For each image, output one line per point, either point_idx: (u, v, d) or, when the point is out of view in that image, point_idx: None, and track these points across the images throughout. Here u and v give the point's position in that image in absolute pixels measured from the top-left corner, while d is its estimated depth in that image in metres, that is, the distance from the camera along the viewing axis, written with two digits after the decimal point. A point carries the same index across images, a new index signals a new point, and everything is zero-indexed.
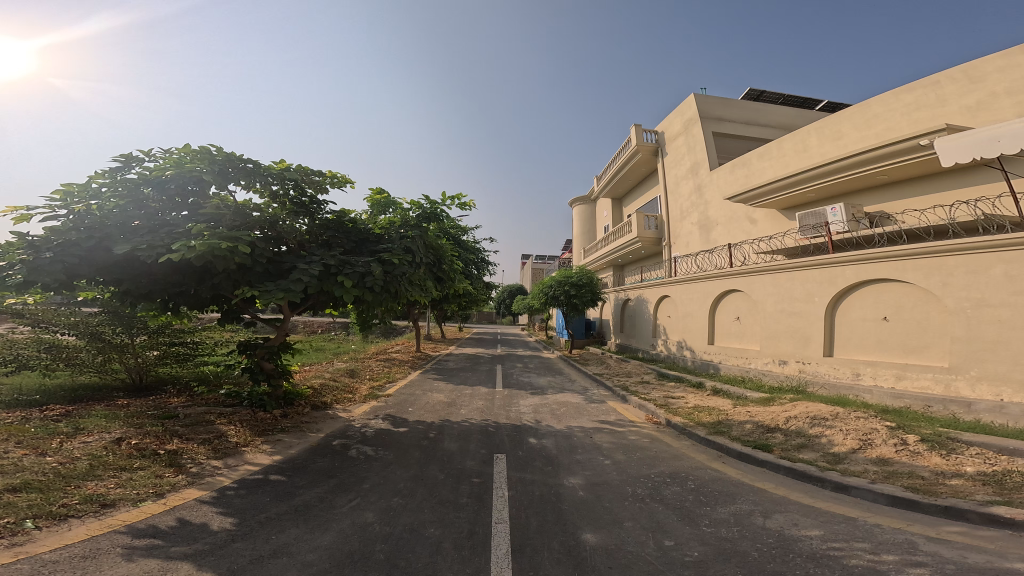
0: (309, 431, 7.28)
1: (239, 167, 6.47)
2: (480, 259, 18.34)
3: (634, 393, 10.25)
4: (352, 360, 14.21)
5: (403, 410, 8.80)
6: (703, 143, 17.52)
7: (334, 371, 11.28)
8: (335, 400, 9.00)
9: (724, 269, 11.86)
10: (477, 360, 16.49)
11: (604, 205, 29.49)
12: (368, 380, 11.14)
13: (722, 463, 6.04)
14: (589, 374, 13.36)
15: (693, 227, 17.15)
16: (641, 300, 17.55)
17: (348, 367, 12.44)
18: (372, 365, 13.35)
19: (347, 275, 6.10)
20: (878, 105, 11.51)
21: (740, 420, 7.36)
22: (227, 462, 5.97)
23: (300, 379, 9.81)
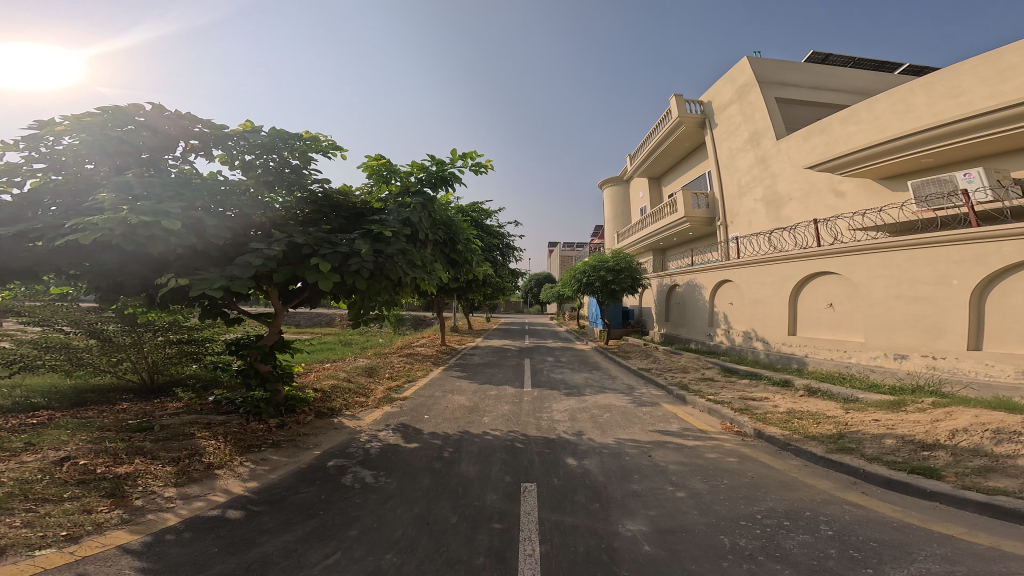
0: (303, 447, 5.76)
1: (175, 126, 4.99)
2: (502, 245, 16.67)
3: (699, 394, 8.34)
4: (374, 356, 13.01)
5: (418, 417, 7.38)
6: (765, 111, 15.07)
7: (349, 370, 9.88)
8: (342, 406, 7.53)
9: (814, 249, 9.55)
10: (505, 354, 14.95)
11: (639, 185, 26.96)
12: (386, 380, 9.79)
13: (863, 496, 4.19)
14: (636, 368, 11.49)
15: (756, 204, 14.74)
16: (693, 285, 15.35)
17: (368, 364, 11.15)
18: (394, 362, 12.08)
19: (321, 256, 4.59)
20: (1015, 53, 8.91)
21: (866, 433, 5.38)
22: (188, 490, 4.50)
23: (305, 381, 8.54)
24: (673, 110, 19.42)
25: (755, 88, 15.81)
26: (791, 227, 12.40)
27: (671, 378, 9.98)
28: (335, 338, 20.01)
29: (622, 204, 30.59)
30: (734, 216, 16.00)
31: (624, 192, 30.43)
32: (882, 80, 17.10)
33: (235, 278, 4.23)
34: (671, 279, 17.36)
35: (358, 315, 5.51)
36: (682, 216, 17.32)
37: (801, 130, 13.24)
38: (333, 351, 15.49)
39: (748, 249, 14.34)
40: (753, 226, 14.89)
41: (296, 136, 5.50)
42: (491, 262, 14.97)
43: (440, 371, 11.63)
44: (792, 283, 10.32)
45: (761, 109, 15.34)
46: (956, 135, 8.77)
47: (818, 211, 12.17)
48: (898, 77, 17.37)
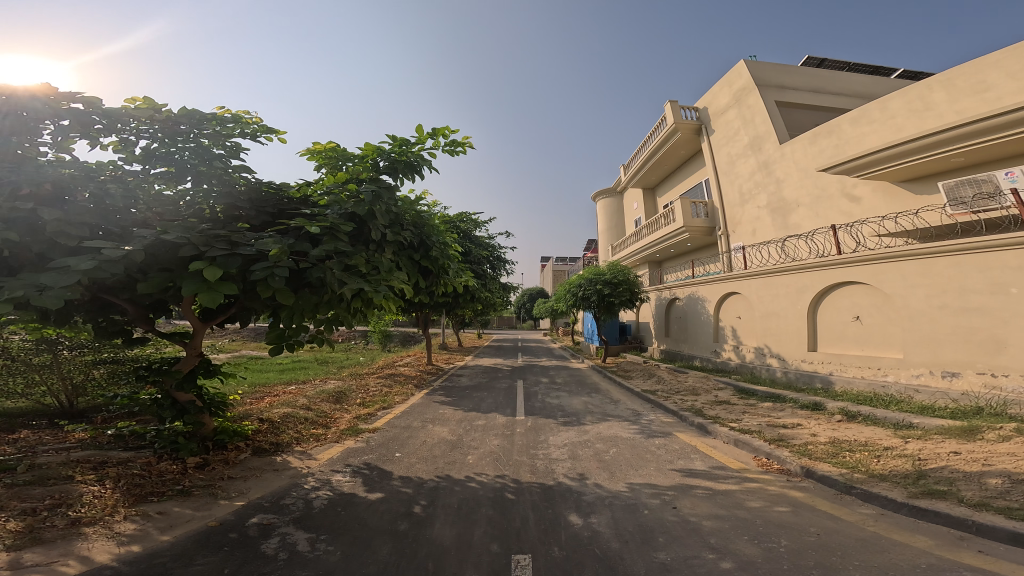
0: (220, 497, 4.46)
1: (26, 101, 3.83)
2: (492, 257, 15.56)
3: (720, 421, 7.23)
4: (349, 378, 11.68)
5: (387, 456, 6.12)
6: (767, 114, 14.38)
7: (313, 396, 8.57)
8: (292, 441, 6.24)
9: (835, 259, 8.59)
10: (496, 375, 13.70)
11: (634, 196, 26.24)
12: (356, 407, 8.48)
13: (988, 560, 3.09)
14: (641, 390, 10.32)
15: (761, 211, 13.89)
16: (696, 297, 14.33)
17: (338, 388, 9.83)
18: (370, 385, 10.77)
19: (210, 261, 3.46)
20: None
21: (954, 471, 4.29)
22: (24, 559, 3.20)
23: (254, 410, 7.22)
24: (668, 117, 18.76)
25: (754, 92, 15.21)
26: (803, 235, 11.50)
27: (681, 402, 8.85)
28: (312, 357, 18.58)
29: (616, 216, 29.85)
30: (736, 224, 15.14)
31: (617, 204, 29.72)
32: (884, 85, 16.63)
33: (64, 283, 3.04)
34: (670, 292, 16.34)
35: (282, 337, 4.23)
36: (681, 225, 16.42)
37: (807, 133, 12.51)
38: (306, 371, 14.11)
39: (755, 258, 13.41)
40: (757, 234, 14.02)
41: (209, 116, 4.49)
42: (479, 276, 13.78)
43: (422, 396, 10.35)
44: (812, 294, 9.34)
45: (761, 112, 14.68)
46: (990, 130, 7.94)
47: (831, 216, 11.30)
48: (899, 82, 16.94)
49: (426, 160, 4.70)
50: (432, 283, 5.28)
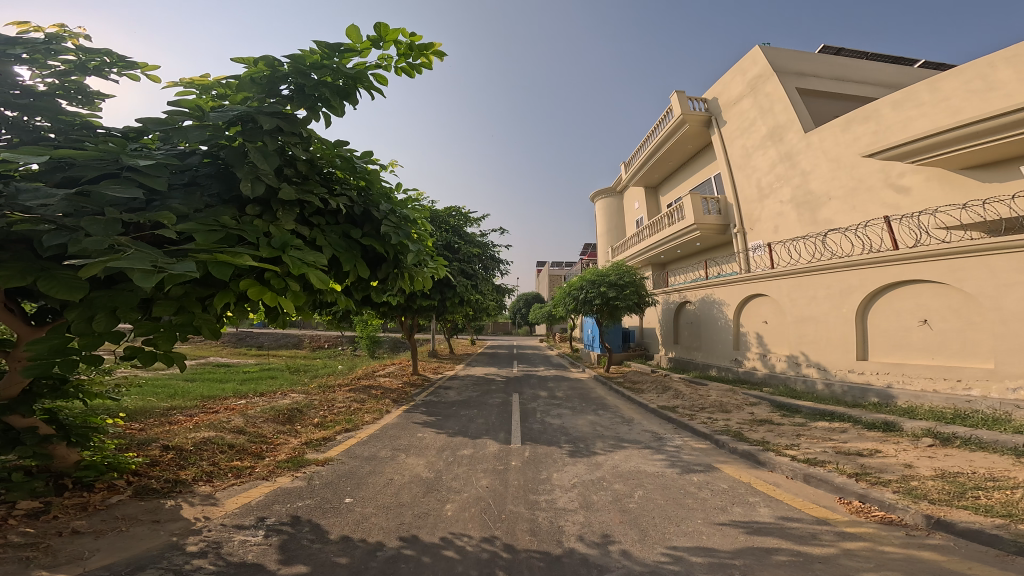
0: (31, 565, 2.97)
1: None
2: (486, 256, 13.93)
3: (772, 448, 5.79)
4: (313, 391, 10.07)
5: (330, 503, 4.49)
6: (788, 101, 13.10)
7: (254, 415, 6.93)
8: (198, 477, 4.64)
9: (904, 252, 7.19)
10: (488, 387, 12.12)
11: (635, 196, 24.79)
12: (309, 429, 6.87)
13: None
14: (658, 407, 8.81)
15: (783, 205, 12.51)
16: (710, 300, 12.83)
17: (294, 404, 8.21)
18: (336, 400, 9.16)
19: None
20: None
21: None
22: None
23: (165, 435, 5.60)
24: (674, 108, 17.42)
25: (772, 79, 13.94)
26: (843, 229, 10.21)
27: (711, 422, 7.34)
28: (287, 366, 16.91)
29: (616, 218, 28.48)
30: (754, 222, 13.74)
31: (617, 204, 28.35)
32: (911, 74, 15.40)
33: None
34: (679, 295, 14.87)
35: (66, 348, 2.56)
36: (691, 223, 14.93)
37: (838, 120, 11.20)
38: (271, 382, 12.43)
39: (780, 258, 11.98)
40: (780, 231, 12.62)
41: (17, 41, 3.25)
42: (471, 276, 12.18)
43: (398, 414, 8.73)
44: (861, 295, 7.99)
45: (782, 100, 13.38)
46: None
47: (871, 209, 9.93)
48: (925, 72, 15.76)
49: (366, 81, 3.23)
50: (382, 275, 3.74)
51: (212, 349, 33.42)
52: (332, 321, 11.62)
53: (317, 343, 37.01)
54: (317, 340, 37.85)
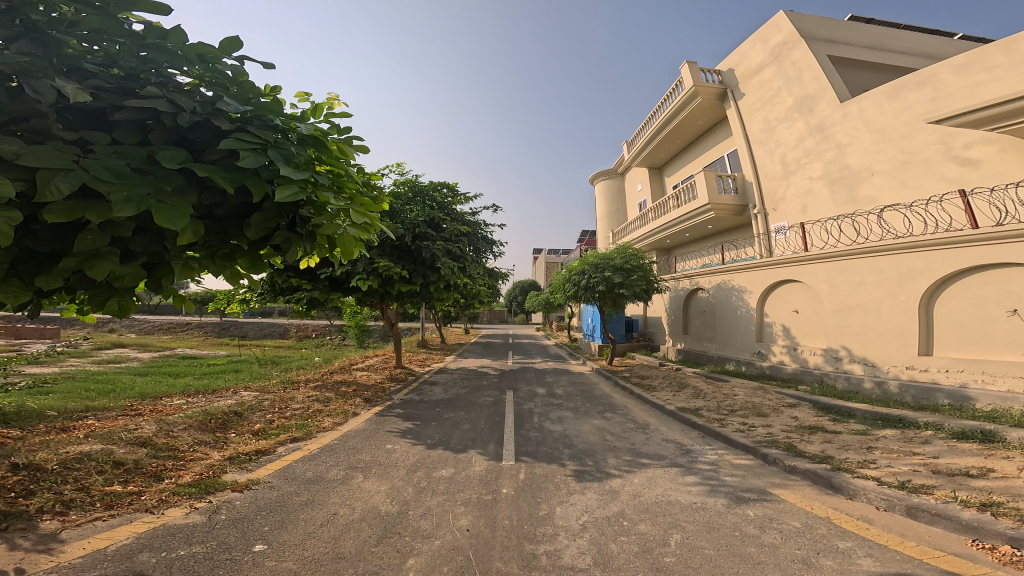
0: None
1: None
2: (478, 237, 12.33)
3: (845, 466, 4.53)
4: (267, 388, 8.67)
5: (228, 553, 3.15)
6: (822, 70, 11.71)
7: (172, 420, 5.62)
8: (45, 509, 3.43)
9: (998, 228, 5.91)
10: (478, 382, 10.76)
11: (639, 177, 23.19)
12: (245, 440, 5.48)
13: None
14: (677, 409, 7.50)
15: (812, 181, 11.14)
16: (727, 288, 11.28)
17: (234, 406, 6.81)
18: (296, 398, 7.79)
19: None
20: None
21: None
22: None
23: (31, 453, 4.26)
24: (685, 80, 15.82)
25: (801, 45, 12.49)
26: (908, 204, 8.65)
27: (750, 431, 6.04)
28: (260, 357, 15.46)
29: (616, 202, 26.95)
30: (776, 200, 12.33)
31: (618, 187, 26.77)
32: (951, 43, 13.98)
33: None
34: (689, 282, 13.27)
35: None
36: (704, 202, 13.36)
37: (883, 86, 9.86)
38: (229, 376, 11.01)
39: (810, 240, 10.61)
40: (808, 211, 11.21)
41: None
42: (459, 258, 10.63)
43: (367, 418, 7.35)
44: (927, 281, 6.66)
45: (813, 67, 11.95)
46: None
47: (928, 183, 8.61)
48: (966, 41, 14.33)
49: None
50: (252, 232, 2.53)
51: (193, 338, 31.87)
52: (301, 308, 10.20)
53: (304, 333, 35.55)
54: (304, 329, 36.38)
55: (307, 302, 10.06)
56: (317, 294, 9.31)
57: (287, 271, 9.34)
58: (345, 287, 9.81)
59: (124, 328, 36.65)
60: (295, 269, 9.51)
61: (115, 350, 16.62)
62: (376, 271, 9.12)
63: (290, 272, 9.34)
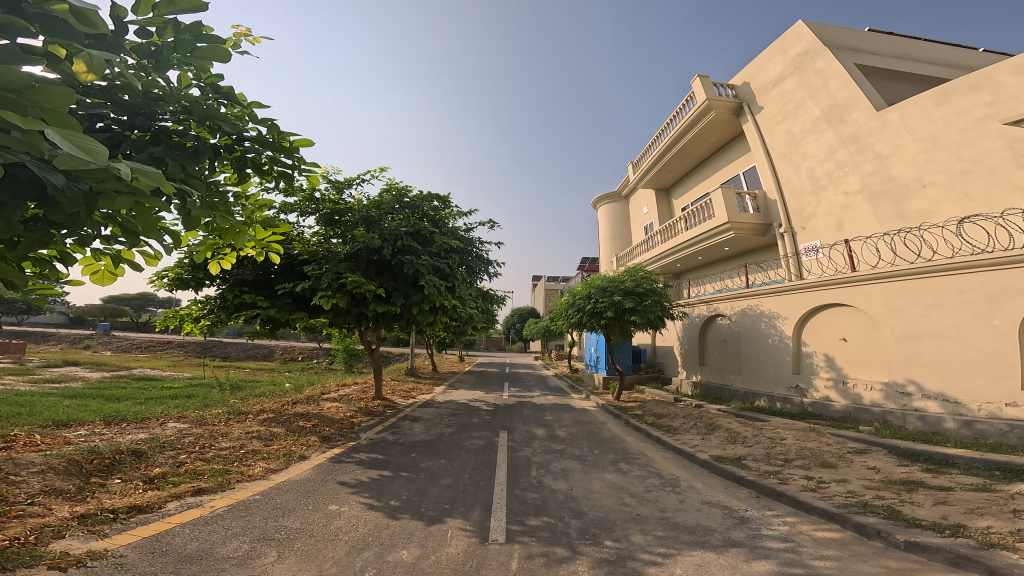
0: None
1: None
2: (475, 256, 10.71)
3: (1006, 549, 3.06)
4: (198, 423, 7.12)
5: None
6: (852, 78, 10.73)
7: (24, 461, 4.32)
8: None
9: None
10: (467, 419, 9.17)
11: (646, 199, 22.16)
12: (113, 495, 4.12)
13: None
14: (712, 459, 5.95)
15: (849, 196, 9.95)
16: (755, 314, 9.82)
17: (132, 446, 5.32)
18: (228, 438, 6.25)
19: None
20: None
21: None
22: None
23: None
24: (697, 94, 14.92)
25: (826, 53, 11.60)
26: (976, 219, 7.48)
27: (822, 492, 4.51)
28: (224, 381, 13.86)
29: (620, 226, 25.90)
30: (805, 218, 11.12)
31: (622, 210, 25.75)
32: (982, 57, 13.15)
33: None
34: (705, 308, 11.76)
35: None
36: (722, 221, 12.12)
37: (929, 91, 8.80)
38: (167, 405, 9.38)
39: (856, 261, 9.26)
40: (845, 228, 9.98)
41: None
42: (447, 276, 9.20)
43: (316, 465, 5.78)
44: None
45: (842, 75, 11.00)
46: None
47: (998, 193, 7.41)
48: (997, 56, 13.53)
49: None
50: None
51: (169, 358, 30.07)
52: (261, 328, 8.80)
53: (289, 355, 33.77)
54: (289, 351, 34.63)
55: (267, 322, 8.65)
56: (274, 314, 7.86)
57: (242, 286, 7.96)
58: (309, 306, 8.39)
59: (99, 346, 34.81)
60: (252, 283, 8.14)
61: (62, 368, 14.92)
62: (345, 289, 7.69)
63: (245, 289, 7.96)
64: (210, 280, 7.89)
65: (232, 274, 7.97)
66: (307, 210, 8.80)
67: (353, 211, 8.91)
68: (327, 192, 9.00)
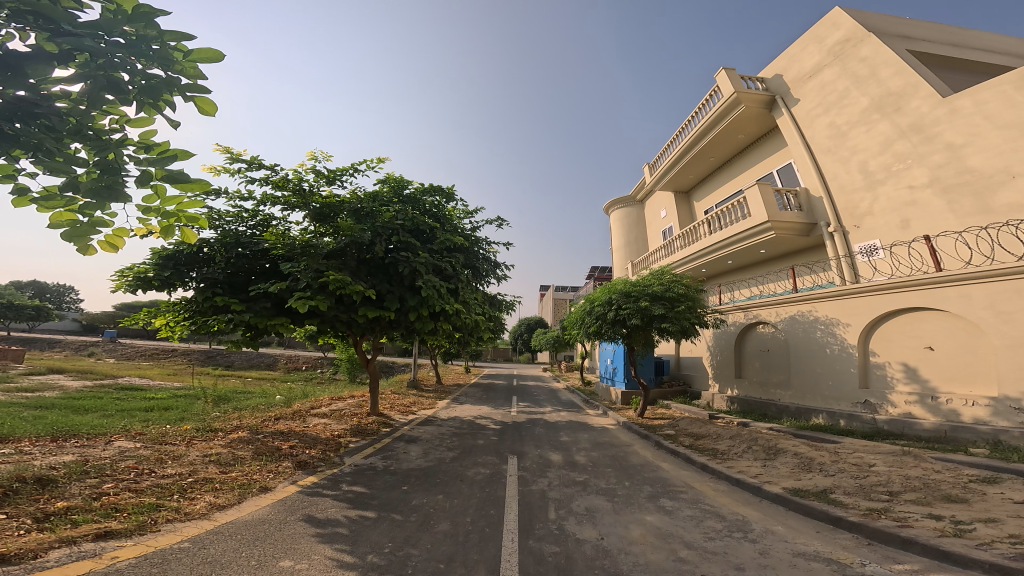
0: None
1: None
2: (484, 258, 9.49)
3: None
4: (151, 442, 5.97)
5: None
6: (908, 63, 9.52)
7: None
8: None
9: None
10: (473, 441, 7.94)
11: (663, 202, 20.91)
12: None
13: None
14: (786, 494, 4.71)
15: (915, 189, 8.68)
16: (809, 321, 8.52)
17: (40, 475, 4.09)
18: (175, 465, 5.05)
19: None
20: None
21: None
22: None
23: None
24: (722, 88, 13.67)
25: (872, 39, 10.39)
26: None
27: (974, 539, 3.33)
28: (210, 392, 12.73)
29: (635, 231, 24.59)
30: (858, 216, 9.83)
31: (637, 215, 24.45)
32: None
33: None
34: (742, 315, 10.44)
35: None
36: (761, 220, 10.84)
37: (1011, 74, 7.61)
38: (131, 419, 8.24)
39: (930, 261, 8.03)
40: (912, 226, 8.67)
41: None
42: (450, 277, 8.06)
43: (276, 501, 4.55)
44: None
45: (894, 60, 9.76)
46: None
47: None
48: None
49: None
50: None
51: (169, 366, 29.33)
52: (239, 338, 7.62)
53: (291, 365, 32.80)
54: (291, 361, 33.68)
55: (246, 330, 7.47)
56: (249, 320, 6.63)
57: (215, 288, 6.77)
58: (292, 311, 7.22)
59: (102, 353, 34.24)
60: (227, 285, 6.95)
61: (38, 377, 13.93)
62: (329, 290, 6.59)
63: (218, 290, 6.77)
64: (184, 281, 6.76)
65: (202, 273, 6.77)
66: (294, 204, 7.61)
67: (342, 203, 7.77)
68: (315, 183, 7.89)
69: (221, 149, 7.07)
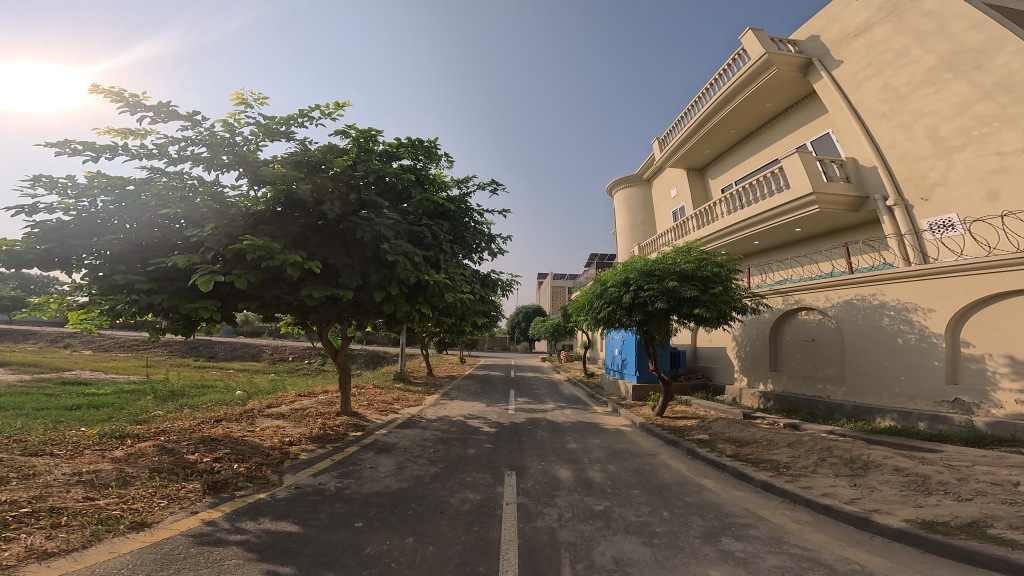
0: None
1: None
2: (480, 231, 7.93)
3: None
4: (14, 457, 4.35)
5: None
6: (991, 15, 7.94)
7: None
8: None
9: None
10: (463, 449, 6.42)
11: (673, 179, 19.29)
12: None
13: None
14: (917, 530, 3.39)
15: (1006, 156, 7.24)
16: (872, 307, 6.96)
17: None
18: (18, 490, 3.55)
19: None
20: None
21: None
22: None
23: None
24: (750, 49, 11.91)
25: None
26: None
27: None
28: (162, 386, 11.10)
29: (641, 212, 22.91)
30: (927, 187, 8.32)
31: (643, 194, 22.79)
32: None
33: None
34: (780, 300, 8.90)
35: None
36: (805, 193, 9.25)
37: None
38: (29, 422, 6.58)
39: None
40: (1003, 197, 7.24)
41: None
42: (431, 246, 6.51)
43: (142, 538, 3.13)
44: None
45: (971, 13, 8.14)
46: None
47: None
48: None
49: None
50: None
51: (148, 357, 27.95)
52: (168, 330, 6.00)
53: (278, 356, 31.24)
54: (278, 351, 32.22)
55: (177, 320, 5.87)
56: (161, 305, 5.00)
57: (115, 265, 5.12)
58: (222, 293, 5.60)
59: (79, 345, 32.83)
60: (133, 261, 5.30)
61: None
62: (251, 261, 5.11)
63: (121, 269, 5.12)
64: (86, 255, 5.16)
65: (93, 244, 5.11)
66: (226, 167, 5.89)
67: (283, 158, 5.97)
68: (252, 138, 6.16)
69: (113, 95, 5.34)
